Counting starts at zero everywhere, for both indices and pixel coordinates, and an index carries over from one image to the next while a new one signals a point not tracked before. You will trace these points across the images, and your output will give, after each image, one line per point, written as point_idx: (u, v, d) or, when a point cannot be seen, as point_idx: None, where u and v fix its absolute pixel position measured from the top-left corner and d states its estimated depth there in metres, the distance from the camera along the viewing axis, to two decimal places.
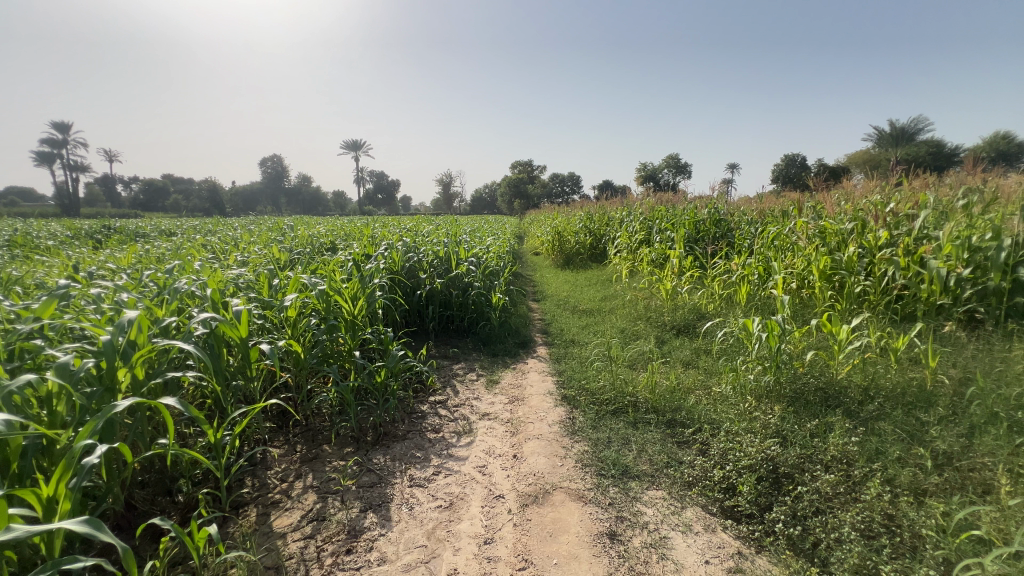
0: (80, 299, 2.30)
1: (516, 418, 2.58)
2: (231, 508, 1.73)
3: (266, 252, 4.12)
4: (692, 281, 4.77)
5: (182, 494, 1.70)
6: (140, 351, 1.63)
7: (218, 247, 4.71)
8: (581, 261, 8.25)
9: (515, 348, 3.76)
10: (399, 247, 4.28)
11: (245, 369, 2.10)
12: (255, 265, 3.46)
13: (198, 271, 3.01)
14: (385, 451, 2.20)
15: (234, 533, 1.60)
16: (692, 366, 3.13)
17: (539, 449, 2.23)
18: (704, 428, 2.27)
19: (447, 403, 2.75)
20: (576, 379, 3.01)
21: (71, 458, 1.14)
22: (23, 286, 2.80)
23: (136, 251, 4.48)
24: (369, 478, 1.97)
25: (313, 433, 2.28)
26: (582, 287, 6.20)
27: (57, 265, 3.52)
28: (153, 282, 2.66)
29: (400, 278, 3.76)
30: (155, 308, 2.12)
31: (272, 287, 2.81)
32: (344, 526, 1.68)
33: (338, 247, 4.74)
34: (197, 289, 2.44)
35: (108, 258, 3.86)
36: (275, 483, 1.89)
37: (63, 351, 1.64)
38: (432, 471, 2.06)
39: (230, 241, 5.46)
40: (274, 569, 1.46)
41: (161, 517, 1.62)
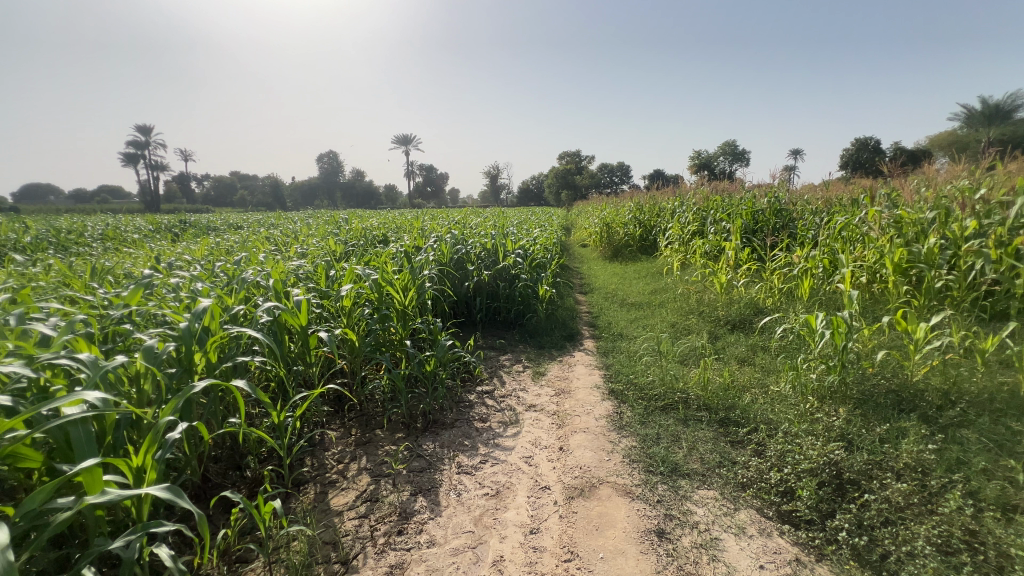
0: (162, 287, 2.52)
1: (562, 410, 2.57)
2: (293, 485, 1.84)
3: (324, 244, 4.33)
4: (749, 274, 4.55)
5: (250, 470, 1.83)
6: (213, 336, 1.77)
7: (280, 239, 4.99)
8: (630, 253, 8.07)
9: (561, 340, 3.75)
10: (448, 239, 4.36)
11: (304, 356, 2.23)
12: (313, 256, 3.64)
13: (262, 263, 3.20)
14: (434, 438, 2.26)
15: (296, 509, 1.70)
16: (747, 363, 2.99)
17: (585, 442, 2.21)
18: (760, 428, 2.17)
19: (494, 393, 2.79)
20: (624, 373, 2.96)
21: (155, 432, 1.25)
22: (114, 277, 3.10)
23: (210, 244, 4.84)
24: (419, 464, 2.04)
25: (366, 418, 2.39)
26: (630, 279, 6.07)
27: (142, 257, 3.86)
28: (224, 273, 2.86)
29: (449, 269, 3.84)
30: (225, 297, 2.28)
31: (329, 277, 2.95)
32: (395, 508, 1.75)
33: (389, 239, 4.90)
34: (262, 280, 2.60)
35: (185, 251, 4.20)
36: (332, 463, 2.00)
37: (148, 335, 1.81)
38: (479, 460, 2.10)
39: (290, 234, 5.79)
40: (332, 545, 1.55)
41: (231, 490, 1.74)
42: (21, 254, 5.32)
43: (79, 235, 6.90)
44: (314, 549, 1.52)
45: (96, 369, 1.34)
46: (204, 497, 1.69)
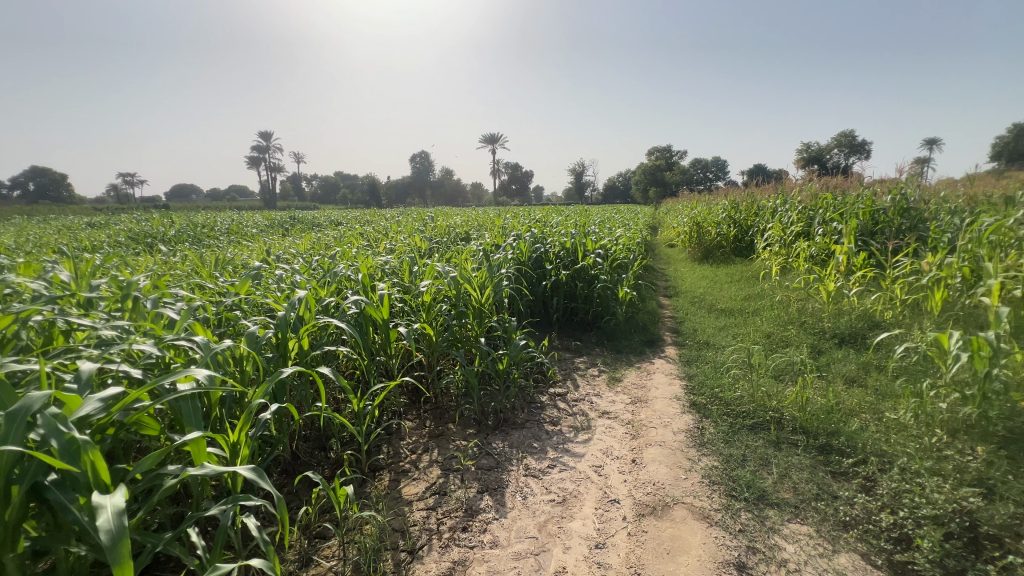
0: (268, 278, 2.80)
1: (637, 420, 2.45)
2: (370, 470, 1.94)
3: (410, 241, 4.54)
4: (865, 283, 4.01)
5: (333, 452, 1.96)
6: (305, 325, 1.91)
7: (372, 236, 5.34)
8: (722, 255, 7.52)
9: (641, 345, 3.58)
10: (527, 237, 4.36)
11: (385, 348, 2.34)
12: (399, 253, 3.84)
13: (354, 258, 3.43)
14: (504, 437, 2.27)
15: (371, 493, 1.79)
16: (857, 384, 2.63)
17: (660, 457, 2.09)
18: (869, 460, 1.89)
19: (566, 396, 2.73)
20: (708, 386, 2.75)
21: (250, 412, 1.37)
22: (233, 266, 3.51)
23: (313, 239, 5.31)
24: (488, 462, 2.05)
25: (440, 411, 2.46)
26: (721, 283, 5.65)
27: (256, 250, 4.33)
28: (320, 267, 3.11)
29: (527, 268, 3.84)
30: (319, 289, 2.47)
31: (412, 273, 3.08)
32: (462, 504, 1.77)
33: (470, 237, 5.03)
34: (352, 274, 2.78)
35: (291, 245, 4.64)
36: (406, 453, 2.08)
37: (253, 322, 2.01)
38: (547, 464, 2.07)
39: (382, 231, 6.16)
40: (400, 532, 1.61)
41: (316, 469, 1.88)
42: (168, 245, 6.24)
43: (212, 229, 7.93)
44: (384, 535, 1.59)
45: (207, 351, 1.51)
46: (293, 473, 1.84)
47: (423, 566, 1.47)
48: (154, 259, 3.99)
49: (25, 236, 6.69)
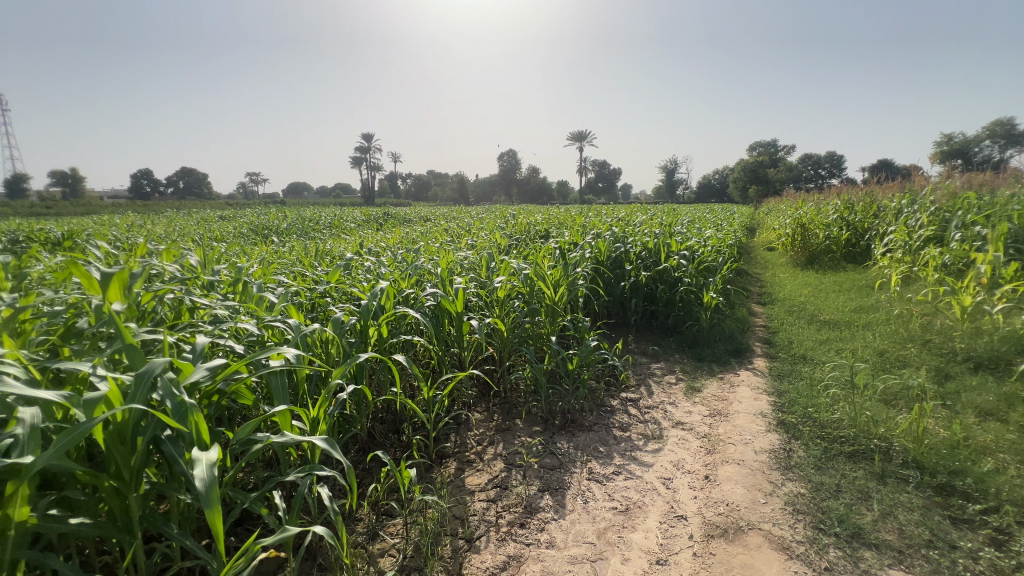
0: (357, 268, 3.02)
1: (714, 434, 2.29)
2: (437, 457, 2.02)
3: (490, 237, 4.65)
4: (1015, 299, 3.37)
5: (404, 435, 2.07)
6: (385, 314, 2.03)
7: (455, 232, 5.54)
8: (830, 260, 6.76)
9: (725, 355, 3.34)
10: (607, 236, 4.26)
11: (458, 340, 2.42)
12: (479, 249, 3.94)
13: (436, 252, 3.59)
14: (570, 438, 2.23)
15: (436, 479, 1.86)
16: (995, 417, 2.22)
17: (737, 477, 1.93)
18: (1003, 510, 1.59)
19: (639, 402, 2.63)
20: (801, 404, 2.48)
21: (328, 390, 1.48)
22: (330, 257, 3.84)
23: (402, 233, 5.64)
24: (551, 461, 2.03)
25: (508, 406, 2.48)
26: (827, 292, 5.08)
27: (351, 243, 4.70)
28: (404, 260, 3.29)
29: (605, 268, 3.75)
30: (401, 281, 2.62)
31: (489, 269, 3.15)
32: (522, 500, 1.78)
33: (550, 235, 5.02)
34: (432, 267, 2.91)
35: (382, 238, 4.97)
36: (472, 443, 2.13)
37: (340, 309, 2.18)
38: (612, 470, 2.00)
39: (465, 227, 6.36)
40: (460, 520, 1.65)
41: (388, 450, 1.99)
42: (281, 237, 7.00)
43: (318, 224, 8.73)
44: (445, 520, 1.64)
45: (297, 332, 1.66)
46: (367, 451, 1.97)
47: (479, 556, 1.50)
48: (268, 249, 4.50)
49: (174, 227, 7.88)
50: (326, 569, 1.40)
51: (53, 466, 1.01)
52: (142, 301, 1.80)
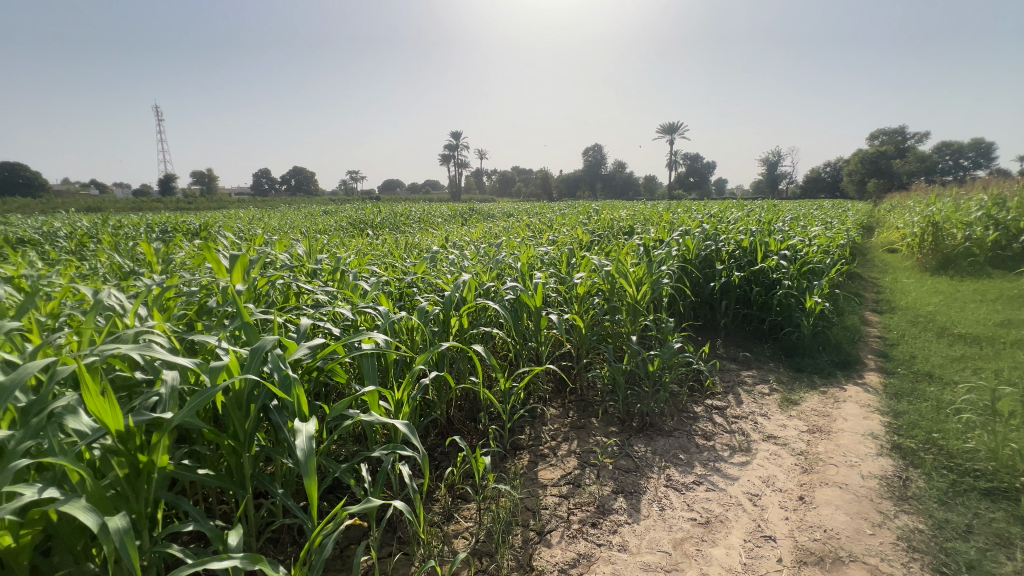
0: (442, 261, 3.15)
1: (812, 452, 2.08)
2: (511, 448, 2.05)
3: (572, 233, 4.60)
4: None
5: (481, 424, 2.13)
6: (466, 305, 2.10)
7: (537, 227, 5.56)
8: (970, 265, 5.80)
9: (830, 367, 3.01)
10: (697, 233, 4.02)
11: (536, 334, 2.43)
12: (560, 244, 3.93)
13: (517, 247, 3.63)
14: (647, 442, 2.15)
15: (510, 469, 1.90)
16: None
17: (838, 502, 1.74)
18: None
19: (726, 411, 2.46)
20: (923, 429, 2.17)
21: (412, 375, 1.57)
22: (417, 250, 4.04)
23: (486, 228, 5.78)
24: (626, 463, 1.97)
25: (584, 403, 2.45)
26: (964, 302, 4.36)
27: (438, 237, 4.91)
28: (486, 254, 3.37)
29: (692, 267, 3.54)
30: (482, 274, 2.69)
31: (569, 265, 3.12)
32: (595, 500, 1.75)
33: (634, 231, 4.85)
34: (513, 262, 2.95)
35: (467, 233, 5.14)
36: (546, 438, 2.14)
37: (425, 299, 2.29)
38: (693, 479, 1.90)
39: (547, 223, 6.37)
40: (531, 512, 1.67)
41: (465, 437, 2.06)
42: (375, 231, 7.51)
43: (408, 218, 9.22)
44: (517, 510, 1.66)
45: (386, 319, 1.78)
46: (446, 436, 2.05)
47: (549, 550, 1.50)
48: (364, 241, 4.86)
49: (286, 220, 8.77)
50: (404, 543, 1.49)
51: (186, 422, 1.18)
52: (257, 286, 2.04)
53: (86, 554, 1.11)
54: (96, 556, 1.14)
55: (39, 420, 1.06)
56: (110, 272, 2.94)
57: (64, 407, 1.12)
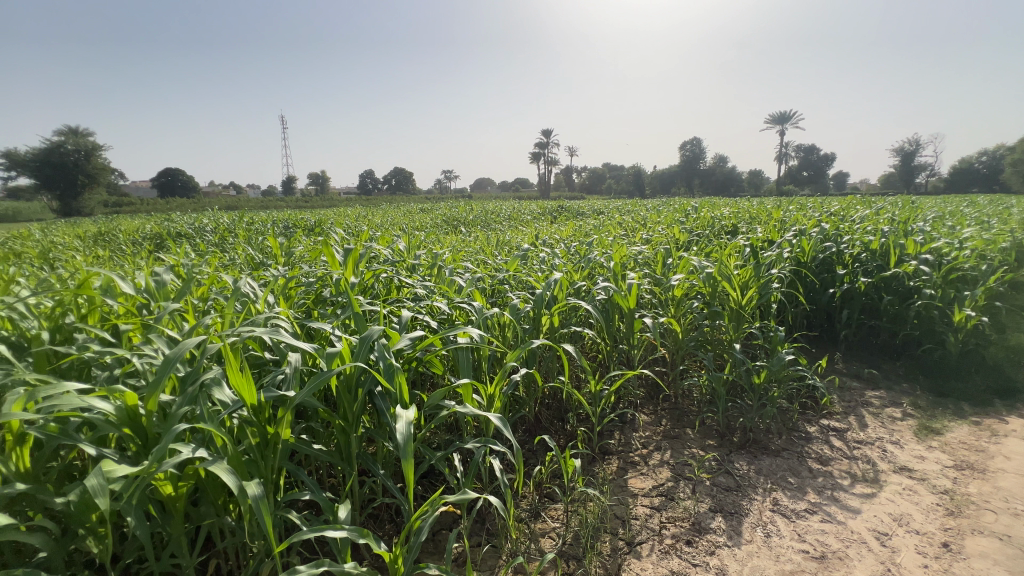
0: (533, 258, 3.17)
1: (961, 493, 1.77)
2: (600, 452, 2.00)
3: (667, 232, 4.39)
4: None
5: (569, 425, 2.11)
6: (558, 304, 2.08)
7: (629, 225, 5.38)
8: None
9: (984, 393, 2.54)
10: (814, 233, 3.62)
11: (629, 337, 2.35)
12: (655, 244, 3.76)
13: (609, 246, 3.54)
14: (751, 459, 1.97)
15: (598, 474, 1.85)
16: None
17: (998, 557, 1.45)
18: None
19: (846, 434, 2.19)
20: None
21: (505, 371, 1.58)
22: (508, 247, 4.11)
23: (575, 226, 5.72)
24: (726, 481, 1.83)
25: (679, 412, 2.32)
26: None
27: (528, 234, 4.95)
28: (577, 252, 3.33)
29: (808, 270, 3.20)
30: (573, 273, 2.66)
31: (665, 265, 2.97)
32: (690, 516, 1.64)
33: (738, 230, 4.50)
34: (605, 261, 2.88)
35: (557, 231, 5.13)
36: (637, 445, 2.06)
37: (517, 296, 2.32)
38: (805, 507, 1.71)
39: (640, 221, 6.14)
40: (621, 520, 1.61)
41: (553, 436, 2.06)
42: (468, 228, 7.78)
43: (498, 215, 9.40)
44: (605, 517, 1.62)
45: (481, 315, 1.82)
46: (534, 433, 2.06)
47: (639, 562, 1.44)
48: (457, 238, 5.04)
49: (386, 217, 9.41)
50: (493, 535, 1.52)
51: (306, 400, 1.30)
52: (364, 279, 2.20)
53: (225, 508, 1.28)
54: (232, 511, 1.30)
55: (194, 389, 1.24)
56: (245, 263, 3.37)
57: (212, 379, 1.29)
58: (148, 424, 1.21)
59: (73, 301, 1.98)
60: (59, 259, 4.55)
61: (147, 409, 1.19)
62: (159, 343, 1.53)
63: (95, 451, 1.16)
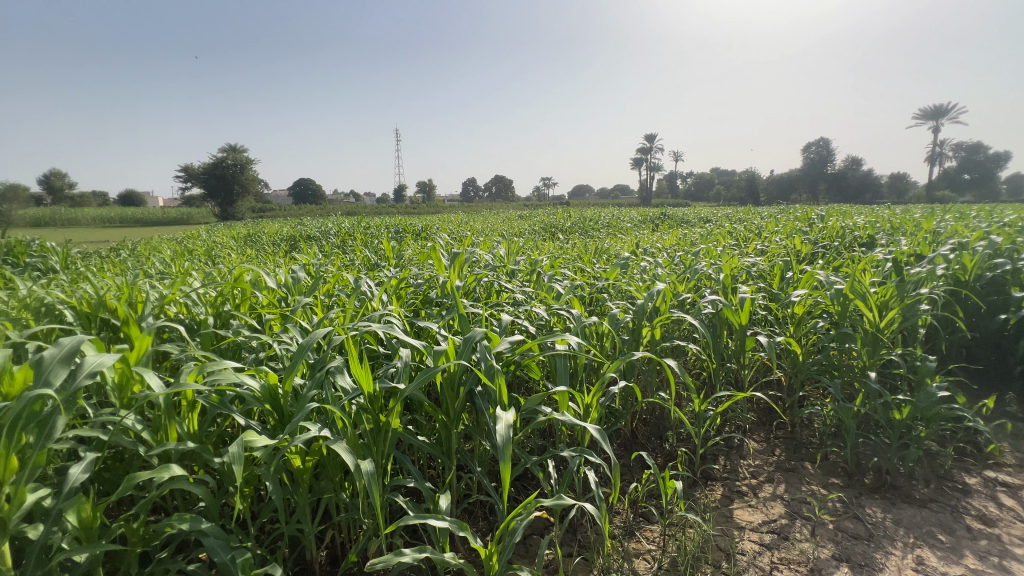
0: (634, 268, 3.08)
1: None
2: (702, 476, 1.88)
3: (786, 243, 4.00)
4: None
5: (668, 444, 2.00)
6: (661, 316, 1.99)
7: (741, 235, 4.99)
8: None
9: None
10: (979, 247, 3.04)
11: (739, 356, 2.17)
12: (771, 255, 3.45)
13: (718, 257, 3.31)
14: (886, 507, 1.71)
15: (700, 499, 1.73)
16: None
17: None
18: None
19: (1020, 492, 1.80)
20: None
21: (603, 382, 1.54)
22: (608, 255, 4.04)
23: (680, 235, 5.45)
24: (854, 527, 1.61)
25: (796, 443, 2.09)
26: None
27: (628, 242, 4.83)
28: (682, 263, 3.17)
29: (969, 291, 2.70)
30: (677, 285, 2.53)
31: (784, 279, 2.70)
32: (807, 560, 1.47)
33: (877, 243, 3.94)
34: (714, 273, 2.70)
35: (660, 239, 4.92)
36: (745, 474, 1.89)
37: (616, 306, 2.27)
38: (959, 573, 1.43)
39: (755, 230, 5.66)
40: (725, 553, 1.49)
41: (650, 453, 1.97)
42: (566, 235, 7.79)
43: (597, 223, 9.30)
44: (707, 547, 1.51)
45: (579, 324, 1.81)
46: (630, 448, 2.00)
47: None
48: (556, 245, 5.07)
49: (487, 224, 9.77)
50: (585, 548, 1.49)
51: (414, 394, 1.39)
52: (468, 282, 2.30)
53: (341, 485, 1.41)
54: (347, 489, 1.44)
55: (321, 375, 1.39)
56: (363, 264, 3.71)
57: (335, 367, 1.44)
58: (284, 403, 1.39)
59: (232, 293, 2.35)
60: (222, 255, 5.42)
61: (283, 389, 1.36)
62: (294, 332, 1.75)
63: (243, 421, 1.35)
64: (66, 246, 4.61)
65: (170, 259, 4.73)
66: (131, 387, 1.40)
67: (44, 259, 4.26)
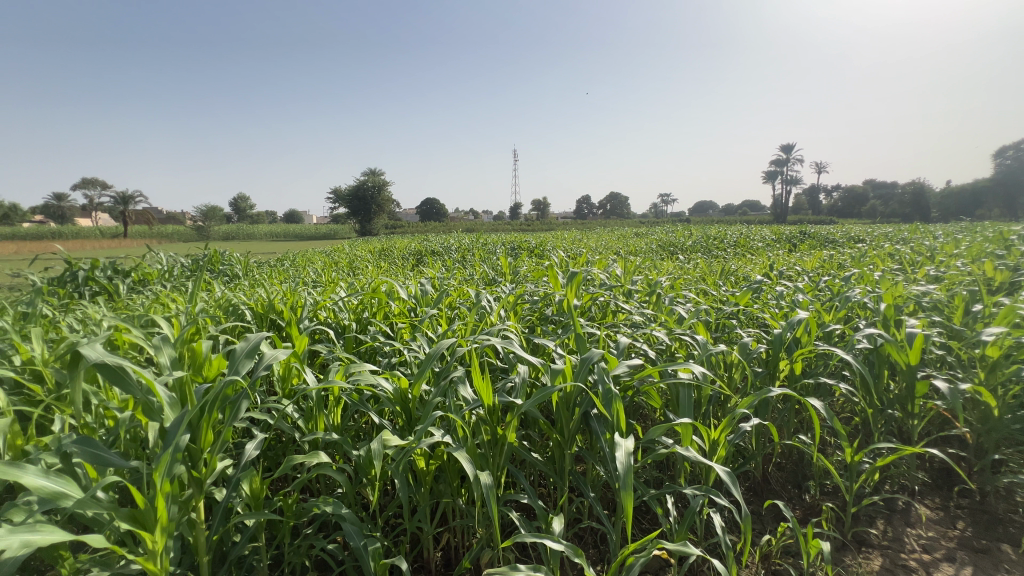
0: (768, 293, 2.79)
1: None
2: (854, 540, 1.60)
3: (972, 268, 3.29)
4: None
5: (809, 496, 1.75)
6: (803, 349, 1.75)
7: (908, 258, 4.23)
8: None
9: None
10: None
11: (905, 402, 1.83)
12: (950, 283, 2.87)
13: (875, 282, 2.86)
14: None
15: (852, 568, 1.47)
16: None
17: None
18: None
19: None
20: None
21: (733, 418, 1.38)
22: (736, 277, 3.73)
23: (824, 256, 4.81)
24: None
25: (989, 517, 1.69)
26: None
27: (760, 263, 4.40)
28: (828, 288, 2.80)
29: None
30: (822, 313, 2.24)
31: (969, 313, 2.22)
32: None
33: None
34: (870, 302, 2.33)
35: (801, 261, 4.39)
36: (913, 546, 1.57)
37: (748, 335, 2.07)
38: None
39: (926, 252, 4.76)
40: None
41: (786, 504, 1.75)
42: (686, 254, 7.37)
43: (722, 242, 8.63)
44: None
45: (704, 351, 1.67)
46: (761, 495, 1.80)
47: None
48: (676, 264, 4.80)
49: (600, 241, 9.66)
50: None
51: (530, 410, 1.40)
52: (584, 301, 2.28)
53: (458, 491, 1.48)
54: (463, 495, 1.50)
55: (445, 383, 1.48)
56: (482, 279, 3.90)
57: (458, 378, 1.52)
58: (412, 406, 1.50)
59: (371, 302, 2.63)
60: (361, 267, 6.13)
61: (413, 393, 1.48)
62: (423, 341, 1.89)
63: (378, 420, 1.49)
64: (246, 257, 5.60)
65: (321, 269, 5.48)
66: (292, 379, 1.63)
67: (232, 267, 5.21)
